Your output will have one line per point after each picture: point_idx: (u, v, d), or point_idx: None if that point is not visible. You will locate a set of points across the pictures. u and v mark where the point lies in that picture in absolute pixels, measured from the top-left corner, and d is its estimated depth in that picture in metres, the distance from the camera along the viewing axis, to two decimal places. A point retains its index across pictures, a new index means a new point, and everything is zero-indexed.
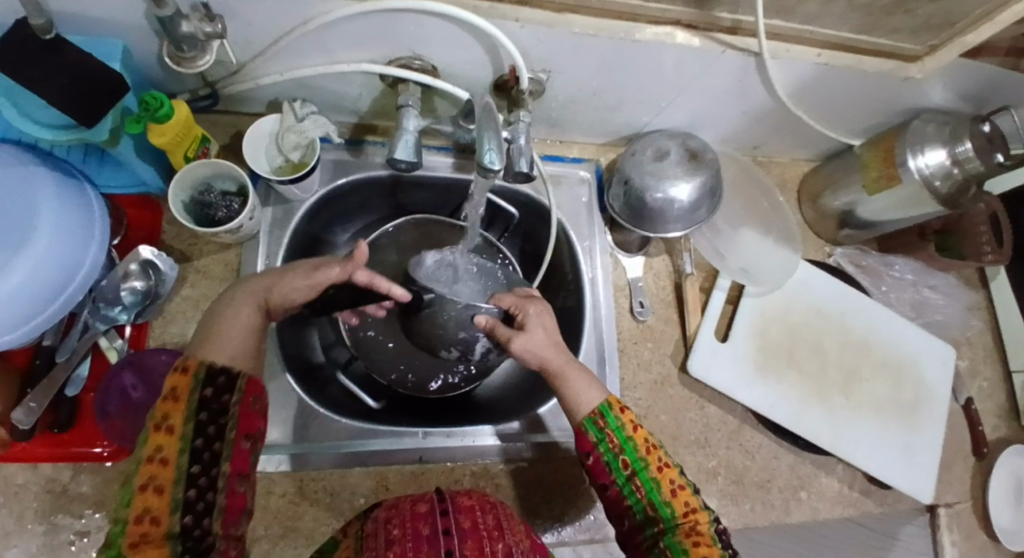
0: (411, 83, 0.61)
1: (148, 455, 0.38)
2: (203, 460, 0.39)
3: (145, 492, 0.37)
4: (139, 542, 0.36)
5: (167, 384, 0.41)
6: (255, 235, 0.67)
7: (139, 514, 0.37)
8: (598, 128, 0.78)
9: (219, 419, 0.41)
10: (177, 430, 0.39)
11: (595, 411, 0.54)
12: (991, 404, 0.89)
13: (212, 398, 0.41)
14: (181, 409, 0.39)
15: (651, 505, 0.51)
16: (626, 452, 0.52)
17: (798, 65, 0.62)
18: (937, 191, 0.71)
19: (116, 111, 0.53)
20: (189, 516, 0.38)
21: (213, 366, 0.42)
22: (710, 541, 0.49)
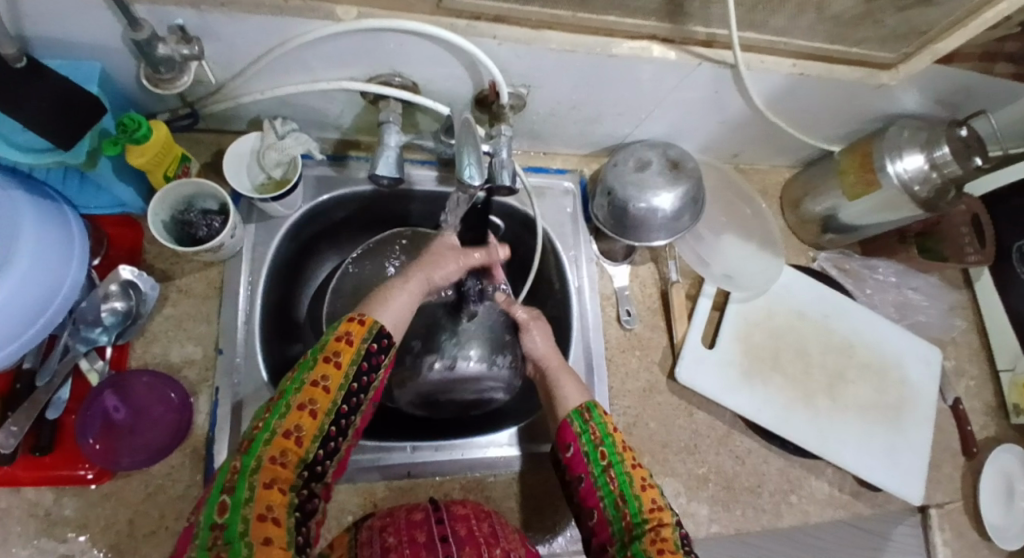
0: (392, 100, 0.61)
1: (313, 379, 0.47)
2: (348, 402, 0.48)
3: (302, 410, 0.45)
4: (278, 455, 0.43)
5: (343, 328, 0.50)
6: (238, 252, 0.67)
7: (287, 430, 0.44)
8: (580, 140, 0.79)
9: (370, 372, 0.50)
10: (343, 368, 0.48)
11: (582, 405, 0.60)
12: (979, 402, 0.90)
13: (374, 353, 0.50)
14: (352, 352, 0.49)
15: (622, 498, 0.54)
16: (605, 445, 0.57)
17: (773, 76, 0.63)
18: (916, 194, 0.72)
19: (94, 133, 0.53)
20: (320, 450, 0.46)
21: (382, 328, 0.51)
22: (673, 545, 0.49)
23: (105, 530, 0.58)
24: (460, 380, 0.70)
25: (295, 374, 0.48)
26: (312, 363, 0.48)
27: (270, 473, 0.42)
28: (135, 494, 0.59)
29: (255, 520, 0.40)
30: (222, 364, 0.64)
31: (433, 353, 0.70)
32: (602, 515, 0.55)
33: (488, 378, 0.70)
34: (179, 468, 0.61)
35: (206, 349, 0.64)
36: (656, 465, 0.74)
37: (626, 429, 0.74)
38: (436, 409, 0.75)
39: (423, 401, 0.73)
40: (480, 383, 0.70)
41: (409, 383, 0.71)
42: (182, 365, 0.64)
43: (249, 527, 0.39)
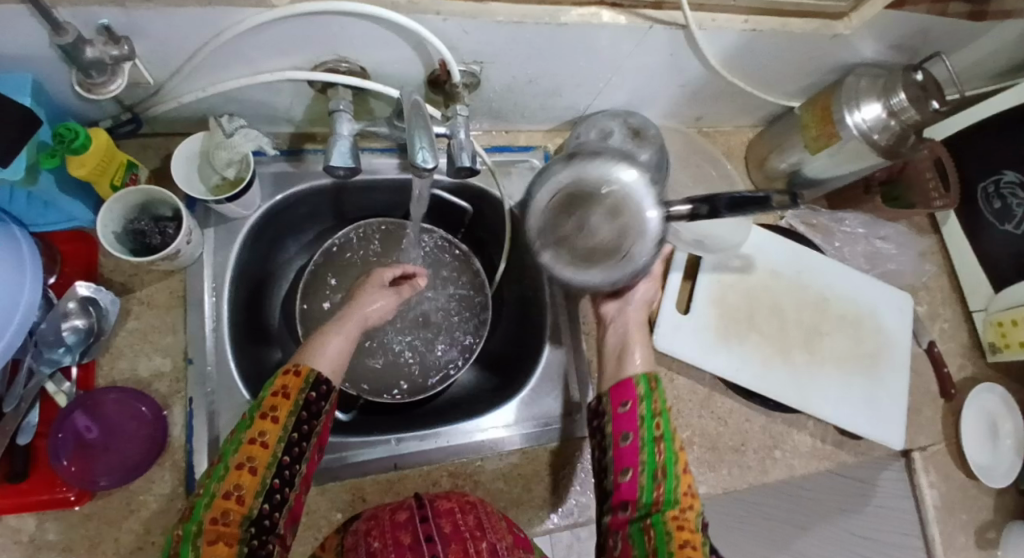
0: (340, 87, 0.60)
1: (250, 436, 0.45)
2: (292, 453, 0.46)
3: (240, 470, 0.43)
4: (220, 516, 0.41)
5: (278, 382, 0.47)
6: (198, 259, 0.65)
7: (227, 492, 0.43)
8: (541, 115, 0.78)
9: (312, 420, 0.48)
10: (280, 421, 0.46)
11: (651, 373, 0.57)
12: (953, 344, 0.92)
13: (314, 400, 0.48)
14: (288, 404, 0.46)
15: (663, 473, 0.52)
16: (662, 419, 0.54)
17: (725, 33, 0.62)
18: (876, 143, 0.72)
19: (30, 146, 0.51)
20: (266, 504, 0.44)
21: (320, 374, 0.48)
22: (694, 528, 0.50)
23: (90, 551, 0.57)
24: (636, 216, 0.54)
25: (233, 434, 0.46)
26: (248, 421, 0.46)
27: (213, 533, 0.41)
28: (117, 512, 0.58)
29: None
30: (193, 374, 0.63)
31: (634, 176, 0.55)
32: (635, 479, 0.52)
33: (642, 247, 0.55)
34: (160, 482, 0.59)
35: (175, 360, 0.63)
36: None
37: None
38: (556, 219, 0.59)
39: (573, 200, 0.57)
40: (634, 244, 0.55)
41: (590, 173, 0.56)
42: (152, 378, 0.62)
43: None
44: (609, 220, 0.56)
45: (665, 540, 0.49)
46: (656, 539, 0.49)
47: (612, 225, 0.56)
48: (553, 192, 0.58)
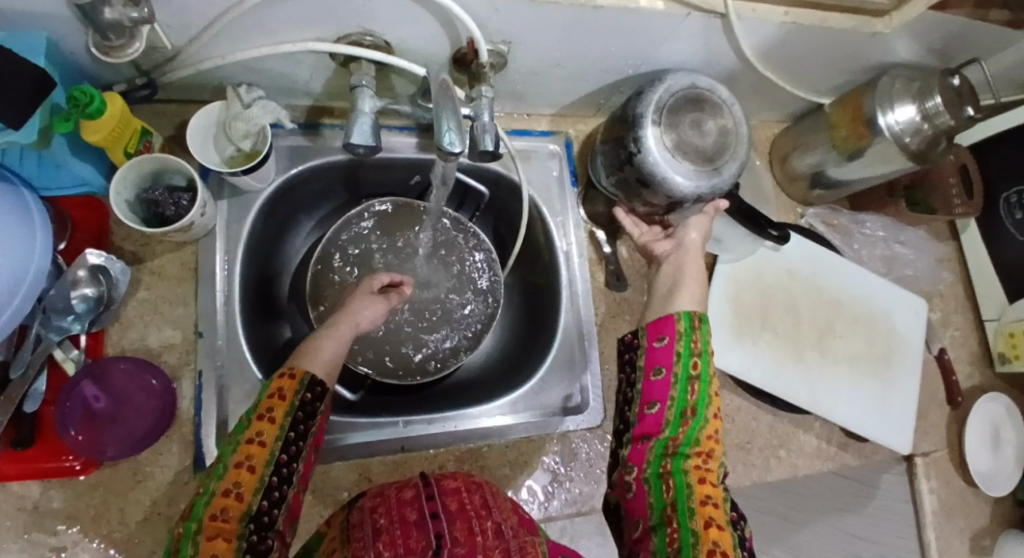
0: (364, 62, 0.58)
1: (246, 437, 0.43)
2: (289, 452, 0.45)
3: (239, 468, 0.42)
4: (219, 513, 0.40)
5: (274, 385, 0.45)
6: (211, 231, 0.64)
7: (226, 490, 0.41)
8: (564, 100, 0.76)
9: (309, 420, 0.46)
10: (277, 421, 0.44)
11: (696, 311, 0.54)
12: (963, 353, 0.91)
13: (309, 401, 0.46)
14: (284, 405, 0.45)
15: (692, 411, 0.51)
16: (699, 358, 0.52)
17: (764, 25, 0.60)
18: (907, 146, 0.70)
19: (44, 109, 0.49)
20: (265, 501, 0.42)
21: (314, 375, 0.47)
22: (716, 481, 0.49)
23: (96, 519, 0.57)
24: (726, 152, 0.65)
25: (231, 436, 0.44)
26: (245, 423, 0.44)
27: (213, 530, 0.39)
28: (123, 483, 0.58)
29: None
30: (203, 347, 0.62)
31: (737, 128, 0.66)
32: (661, 413, 0.51)
33: (730, 170, 0.65)
34: (167, 454, 0.59)
35: (185, 333, 0.62)
36: None
37: None
38: (670, 118, 0.64)
39: (683, 103, 0.64)
40: (724, 160, 0.64)
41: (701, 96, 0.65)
42: (162, 350, 0.61)
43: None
44: (717, 135, 0.64)
45: (684, 487, 0.48)
46: (674, 485, 0.48)
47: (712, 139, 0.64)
48: (676, 96, 0.64)
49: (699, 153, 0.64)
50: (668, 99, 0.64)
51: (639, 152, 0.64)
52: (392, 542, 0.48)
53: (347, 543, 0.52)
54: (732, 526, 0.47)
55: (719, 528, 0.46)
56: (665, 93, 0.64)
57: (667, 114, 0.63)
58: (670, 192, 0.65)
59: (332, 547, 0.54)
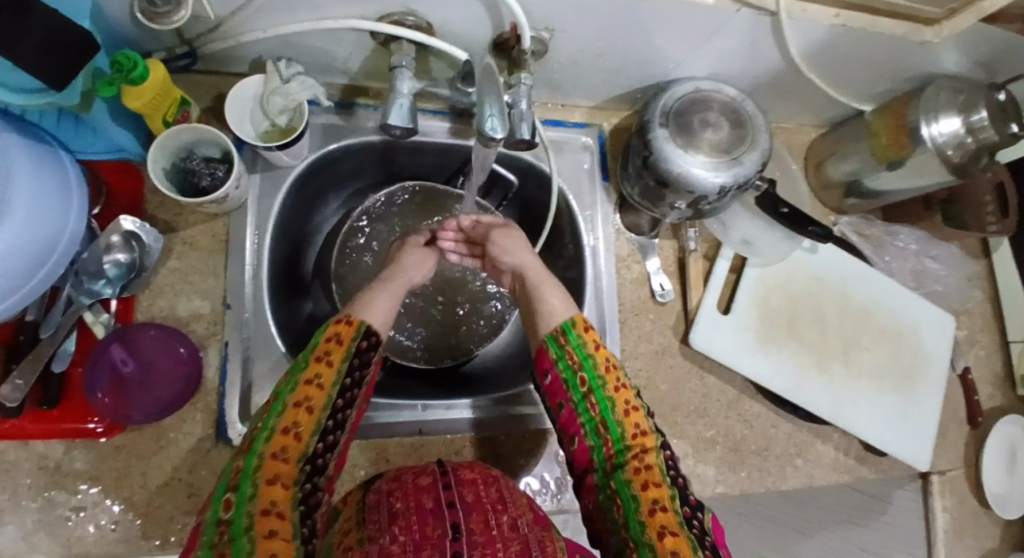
0: (404, 42, 0.57)
1: (306, 378, 0.45)
2: (343, 397, 0.46)
3: (297, 408, 0.43)
4: (278, 452, 0.41)
5: (331, 330, 0.48)
6: (243, 204, 0.64)
7: (285, 428, 0.42)
8: (601, 91, 0.75)
9: (362, 368, 0.48)
10: (335, 365, 0.46)
11: (557, 328, 0.56)
12: (987, 372, 0.90)
13: (365, 348, 0.49)
14: (342, 350, 0.47)
15: (603, 424, 0.53)
16: (586, 368, 0.54)
17: (813, 26, 0.59)
18: (949, 159, 0.68)
19: (87, 73, 0.49)
20: (320, 443, 0.44)
21: (370, 325, 0.50)
22: (657, 475, 0.49)
23: (118, 482, 0.57)
24: (743, 143, 0.65)
25: (287, 377, 0.46)
26: (302, 364, 0.46)
27: (270, 471, 0.40)
28: (146, 447, 0.58)
29: (260, 515, 0.37)
30: (231, 319, 0.62)
31: (751, 120, 0.66)
32: (582, 443, 0.54)
33: (751, 159, 0.64)
34: (190, 422, 0.60)
35: (213, 304, 0.62)
36: (666, 427, 0.75)
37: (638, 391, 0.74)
38: (678, 119, 0.65)
39: (688, 104, 0.66)
40: (743, 150, 0.64)
41: (706, 95, 0.66)
42: (189, 319, 0.62)
43: (254, 521, 0.36)
44: (729, 129, 0.65)
45: (630, 500, 0.48)
46: (622, 504, 0.49)
47: (723, 134, 0.64)
48: (681, 100, 0.66)
49: (712, 146, 0.64)
50: (673, 103, 0.66)
51: (652, 154, 0.65)
52: (408, 528, 0.48)
53: (362, 525, 0.52)
54: (684, 523, 0.46)
55: (674, 535, 0.45)
56: (670, 99, 0.66)
57: (674, 117, 0.65)
58: (690, 187, 0.65)
59: (346, 528, 0.54)
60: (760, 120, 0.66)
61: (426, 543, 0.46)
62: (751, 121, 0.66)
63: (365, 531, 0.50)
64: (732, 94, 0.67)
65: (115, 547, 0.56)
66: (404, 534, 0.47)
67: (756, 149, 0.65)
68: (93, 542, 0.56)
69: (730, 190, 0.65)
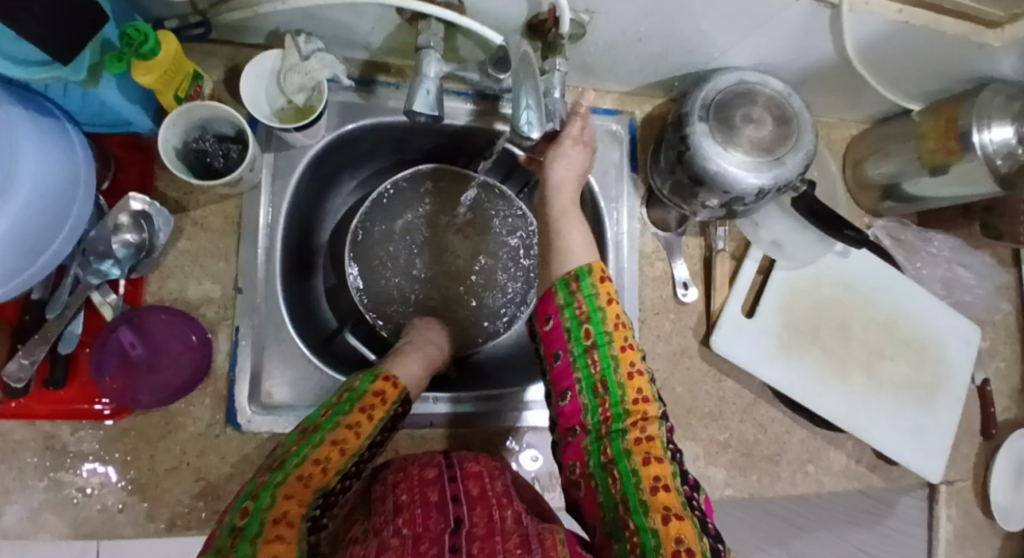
0: (433, 20, 0.53)
1: (347, 420, 0.46)
2: (369, 451, 0.48)
3: (332, 446, 0.44)
4: (303, 476, 0.42)
5: (380, 384, 0.50)
6: (257, 184, 0.61)
7: (316, 459, 0.43)
8: (637, 77, 0.71)
9: (390, 431, 0.50)
10: (374, 419, 0.48)
11: (570, 273, 0.52)
12: (1006, 385, 0.88)
13: (400, 415, 0.51)
14: (384, 407, 0.49)
15: (602, 383, 0.50)
16: (592, 320, 0.50)
17: (873, 21, 0.54)
18: (995, 169, 0.64)
19: (95, 44, 0.46)
20: (339, 483, 0.45)
21: (407, 397, 0.52)
22: (659, 446, 0.47)
23: (126, 464, 0.57)
24: (785, 142, 0.61)
25: (328, 413, 0.47)
26: (346, 408, 0.48)
27: (290, 489, 0.40)
28: (155, 431, 0.58)
29: (270, 523, 0.37)
30: (242, 305, 0.60)
31: (797, 119, 0.62)
32: (575, 400, 0.50)
33: (794, 160, 0.61)
34: (200, 407, 0.59)
35: (225, 288, 0.60)
36: (678, 429, 0.74)
37: None
38: (718, 112, 0.62)
39: (731, 98, 0.62)
40: (784, 150, 0.61)
41: (750, 89, 0.62)
42: (199, 303, 0.60)
43: (264, 528, 0.37)
44: (772, 126, 0.61)
45: (629, 474, 0.46)
46: (620, 478, 0.47)
47: (764, 133, 0.61)
48: (724, 92, 0.62)
49: (751, 144, 0.61)
50: (715, 95, 0.62)
51: (688, 150, 0.62)
52: (411, 521, 0.46)
53: (368, 519, 0.50)
54: (687, 504, 0.45)
55: (679, 518, 0.43)
56: (712, 90, 0.63)
57: (714, 110, 0.61)
58: (727, 186, 0.61)
59: (352, 521, 0.52)
60: (807, 119, 0.63)
61: (426, 536, 0.44)
62: (797, 119, 0.62)
63: (370, 523, 0.49)
64: (778, 89, 0.63)
65: (122, 529, 0.56)
66: (407, 528, 0.45)
67: (800, 151, 0.61)
68: (100, 523, 0.56)
69: (768, 193, 0.62)
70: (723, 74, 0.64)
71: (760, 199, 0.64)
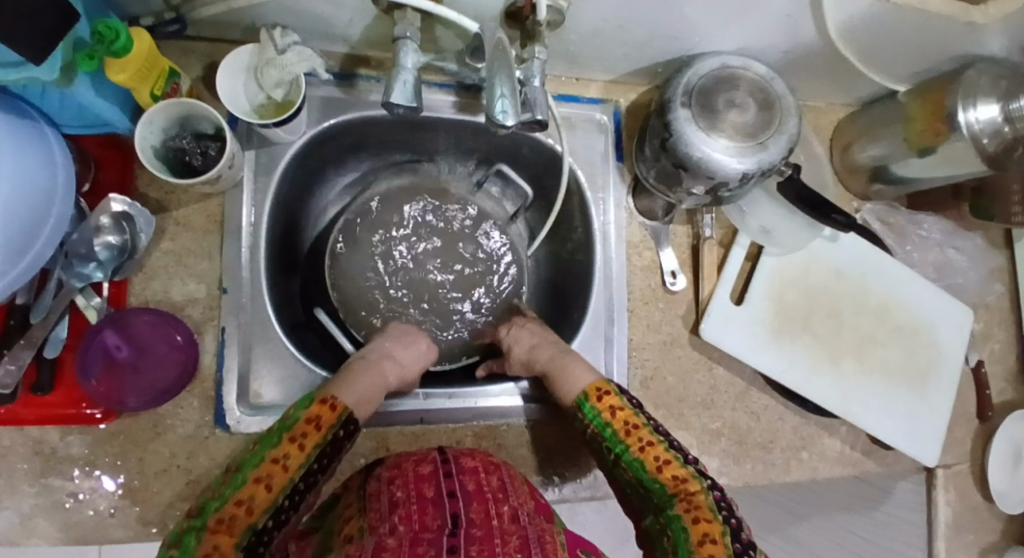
0: (409, 9, 0.52)
1: (273, 456, 0.46)
2: (306, 480, 0.47)
3: (258, 483, 0.44)
4: (226, 517, 0.41)
5: (313, 410, 0.49)
6: (239, 182, 0.61)
7: (239, 499, 0.43)
8: (620, 65, 0.70)
9: (332, 455, 0.49)
10: (305, 450, 0.47)
11: (574, 405, 0.57)
12: (1000, 367, 0.87)
13: (341, 437, 0.50)
14: (317, 434, 0.48)
15: (639, 481, 0.52)
16: (607, 438, 0.54)
17: (854, 0, 0.54)
18: (983, 149, 0.64)
19: (67, 43, 0.44)
20: (271, 520, 0.44)
21: (350, 415, 0.51)
22: (709, 513, 0.47)
23: (115, 467, 0.57)
24: (768, 126, 0.61)
25: (257, 448, 0.47)
26: (275, 440, 0.47)
27: (215, 534, 0.40)
28: (143, 433, 0.57)
29: None
30: (227, 304, 0.60)
31: (780, 102, 0.62)
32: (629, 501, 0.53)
33: (778, 144, 0.61)
34: (188, 408, 0.58)
35: (209, 288, 0.60)
36: (671, 419, 0.73)
37: (645, 382, 0.73)
38: (700, 99, 0.61)
39: (713, 83, 0.62)
40: (768, 134, 0.60)
41: (732, 73, 0.62)
42: (184, 303, 0.59)
43: None
44: (755, 111, 0.61)
45: (681, 531, 0.47)
46: (674, 537, 0.47)
47: (747, 118, 0.61)
48: (705, 78, 0.62)
49: (734, 129, 0.60)
50: (696, 81, 0.62)
51: (670, 137, 0.62)
52: (407, 518, 0.45)
53: (363, 514, 0.50)
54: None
55: None
56: (695, 75, 0.62)
57: (697, 97, 0.61)
58: (711, 172, 0.61)
59: (347, 517, 0.51)
60: (791, 102, 0.62)
61: (424, 537, 0.42)
62: (780, 102, 0.62)
63: (365, 521, 0.48)
64: (760, 72, 0.63)
65: (114, 532, 0.56)
66: (404, 525, 0.44)
67: (784, 134, 0.61)
68: (91, 527, 0.56)
69: (753, 177, 0.62)
70: (705, 59, 0.63)
71: (746, 184, 0.63)
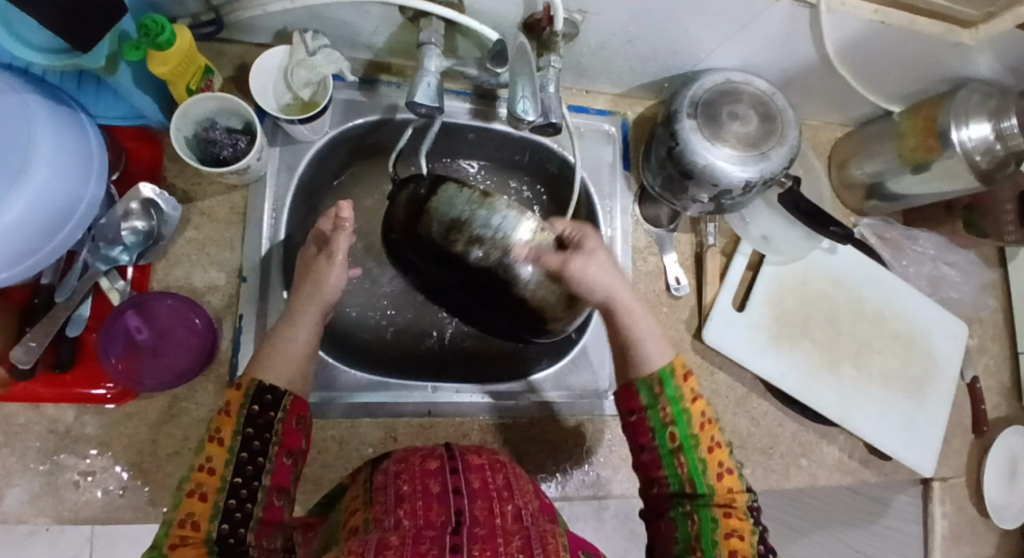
0: (434, 18, 0.55)
1: (199, 463, 0.43)
2: (246, 472, 0.43)
3: (191, 497, 0.41)
4: (181, 540, 0.39)
5: (222, 402, 0.45)
6: (262, 177, 0.64)
7: (181, 519, 0.40)
8: (628, 78, 0.74)
9: (264, 435, 0.45)
10: (226, 443, 0.43)
11: (653, 374, 0.50)
12: (994, 382, 0.89)
13: (258, 413, 0.45)
14: (232, 422, 0.44)
15: (689, 480, 0.48)
16: (677, 424, 0.49)
17: (850, 21, 0.57)
18: (976, 166, 0.67)
19: (113, 36, 0.48)
20: (227, 525, 0.41)
21: (261, 384, 0.46)
22: (743, 515, 0.47)
23: (127, 448, 0.58)
24: (770, 139, 0.64)
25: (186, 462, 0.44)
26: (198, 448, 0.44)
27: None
28: (157, 415, 0.59)
29: None
30: (246, 292, 0.62)
31: (780, 117, 0.65)
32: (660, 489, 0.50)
33: (779, 154, 0.64)
34: (202, 392, 0.60)
35: (230, 276, 0.62)
36: None
37: None
38: (706, 111, 0.64)
39: (716, 97, 0.65)
40: (770, 146, 0.63)
41: (733, 88, 0.65)
42: (205, 291, 0.62)
43: None
44: (757, 123, 0.64)
45: (709, 521, 0.46)
46: (699, 525, 0.47)
47: (750, 131, 0.64)
48: (710, 91, 0.65)
49: (737, 140, 0.63)
50: (702, 94, 0.65)
51: (677, 145, 0.65)
52: (412, 513, 0.40)
53: (369, 506, 0.44)
54: None
55: None
56: (699, 89, 0.65)
57: (702, 108, 0.64)
58: (714, 179, 0.64)
59: (353, 508, 0.46)
60: (791, 116, 0.66)
61: (425, 534, 0.38)
62: (779, 116, 0.65)
63: (371, 512, 0.43)
64: (760, 88, 0.66)
65: (123, 513, 0.57)
66: (408, 520, 0.39)
67: (784, 148, 0.64)
68: (101, 507, 0.56)
69: (754, 187, 0.65)
70: (709, 75, 0.67)
71: (746, 194, 0.67)
